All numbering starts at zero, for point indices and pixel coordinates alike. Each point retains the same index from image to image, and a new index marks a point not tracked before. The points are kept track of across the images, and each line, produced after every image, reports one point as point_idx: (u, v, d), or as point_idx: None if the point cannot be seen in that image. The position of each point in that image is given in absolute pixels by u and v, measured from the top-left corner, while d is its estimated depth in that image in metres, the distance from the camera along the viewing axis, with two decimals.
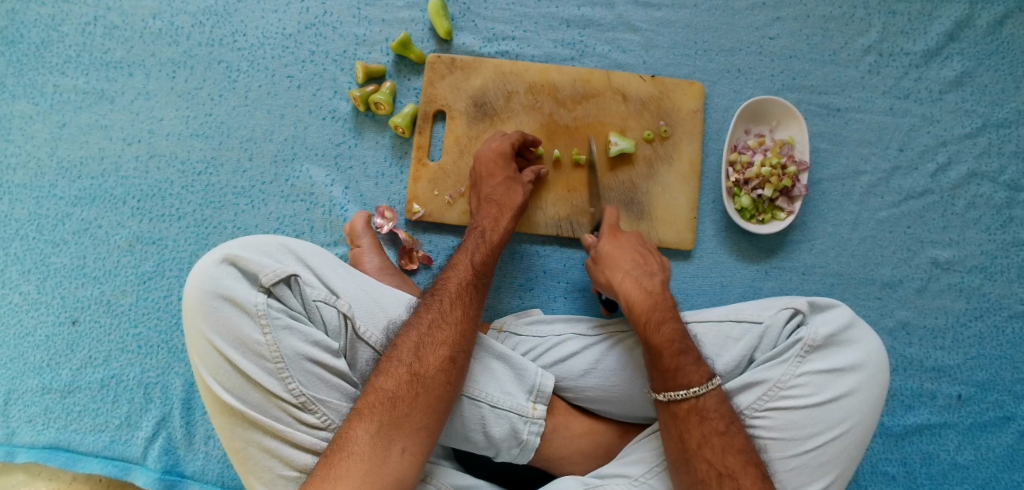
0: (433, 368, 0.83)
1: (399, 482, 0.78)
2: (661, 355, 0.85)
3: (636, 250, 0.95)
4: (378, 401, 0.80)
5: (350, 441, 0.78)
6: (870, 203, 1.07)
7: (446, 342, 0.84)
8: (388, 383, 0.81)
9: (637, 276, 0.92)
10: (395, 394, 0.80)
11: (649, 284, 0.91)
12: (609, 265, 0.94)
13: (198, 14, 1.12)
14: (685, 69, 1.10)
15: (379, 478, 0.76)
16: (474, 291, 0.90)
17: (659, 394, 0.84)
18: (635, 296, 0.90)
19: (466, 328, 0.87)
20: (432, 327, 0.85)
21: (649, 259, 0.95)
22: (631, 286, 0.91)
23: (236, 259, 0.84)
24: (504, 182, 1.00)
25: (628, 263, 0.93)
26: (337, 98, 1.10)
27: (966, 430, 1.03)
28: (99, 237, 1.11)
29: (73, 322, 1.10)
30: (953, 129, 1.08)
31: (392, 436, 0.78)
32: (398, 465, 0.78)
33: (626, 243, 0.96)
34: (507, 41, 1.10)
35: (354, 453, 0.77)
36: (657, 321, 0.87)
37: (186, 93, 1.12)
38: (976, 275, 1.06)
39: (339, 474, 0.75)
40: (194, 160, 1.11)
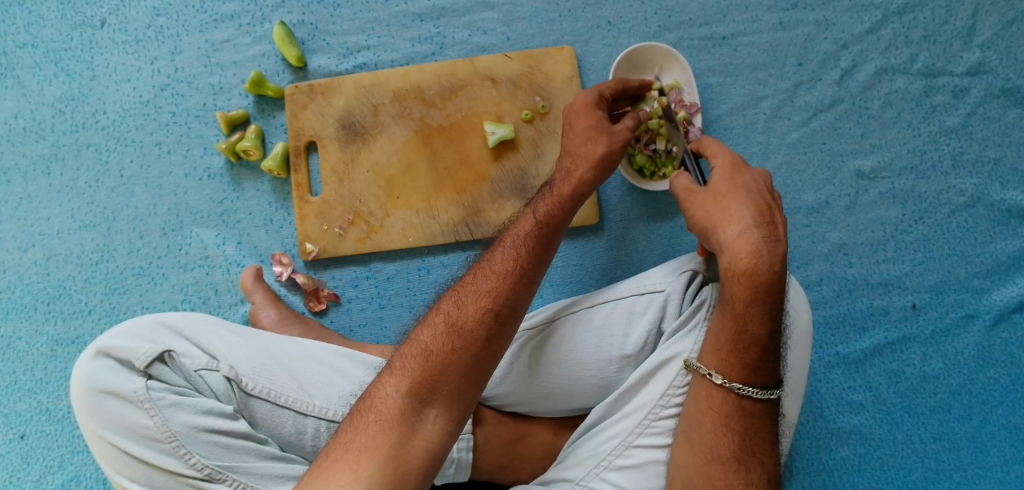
0: (472, 319, 0.70)
1: (429, 455, 0.65)
2: (748, 345, 0.76)
3: (755, 200, 0.79)
4: (411, 354, 0.69)
5: (376, 401, 0.67)
6: (777, 128, 0.99)
7: (492, 292, 0.72)
8: (426, 335, 0.70)
9: (749, 241, 0.76)
10: (430, 347, 0.69)
11: (767, 252, 0.76)
12: (716, 213, 0.80)
13: (56, 103, 1.10)
14: (552, 34, 1.03)
15: (406, 447, 0.64)
16: (534, 243, 0.76)
17: (720, 379, 0.76)
18: (740, 261, 0.76)
19: (517, 283, 0.73)
20: (478, 275, 0.74)
21: (775, 214, 0.79)
22: (741, 249, 0.76)
23: (107, 349, 0.82)
24: (586, 134, 0.86)
25: (746, 214, 0.78)
26: (209, 154, 1.06)
27: (929, 339, 0.95)
28: (22, 349, 1.10)
29: (21, 437, 1.09)
30: (852, 28, 0.99)
31: (427, 397, 0.67)
32: (430, 435, 0.66)
33: (734, 193, 0.80)
34: (364, 52, 1.05)
35: (381, 418, 0.65)
36: (757, 307, 0.75)
37: (65, 186, 1.10)
38: (907, 176, 0.97)
39: (362, 443, 0.64)
40: (89, 251, 1.09)
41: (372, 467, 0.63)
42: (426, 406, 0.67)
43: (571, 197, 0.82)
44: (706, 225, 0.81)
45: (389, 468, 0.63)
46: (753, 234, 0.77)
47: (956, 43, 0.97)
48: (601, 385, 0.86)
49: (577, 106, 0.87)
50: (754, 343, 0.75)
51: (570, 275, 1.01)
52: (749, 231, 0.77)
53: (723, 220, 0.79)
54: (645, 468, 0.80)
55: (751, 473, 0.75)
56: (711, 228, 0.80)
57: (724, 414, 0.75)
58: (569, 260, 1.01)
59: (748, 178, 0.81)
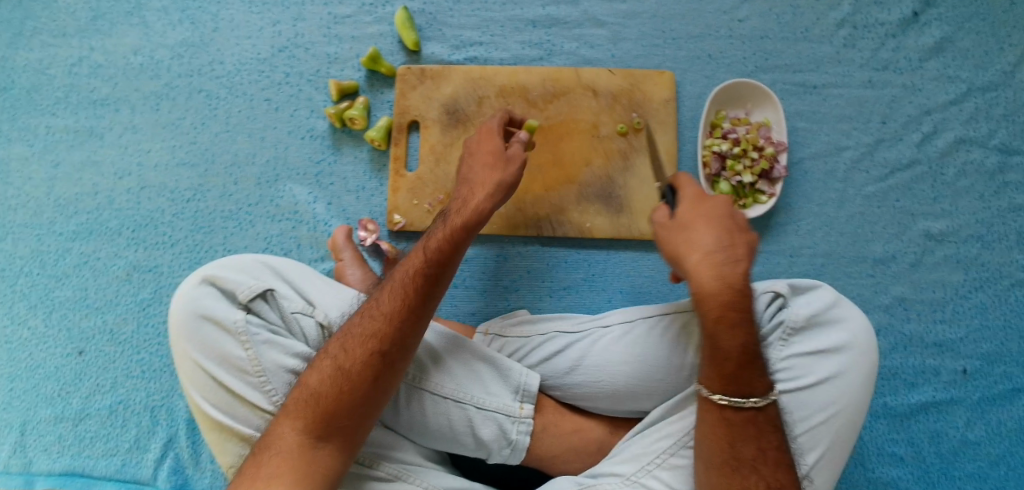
0: (358, 362, 0.75)
1: (328, 480, 0.72)
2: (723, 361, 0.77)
3: (716, 226, 0.82)
4: (301, 398, 0.74)
5: (275, 438, 0.73)
6: (856, 179, 1.04)
7: (375, 335, 0.76)
8: (314, 378, 0.75)
9: (709, 267, 0.79)
10: (319, 388, 0.74)
11: (727, 272, 0.79)
12: (681, 241, 0.82)
13: (176, 46, 1.16)
14: (655, 59, 1.10)
15: (304, 475, 0.70)
16: (424, 280, 0.79)
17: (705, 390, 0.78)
18: (705, 286, 0.78)
19: (404, 322, 0.77)
20: (364, 318, 0.78)
21: (735, 237, 0.81)
22: (704, 275, 0.79)
23: (213, 278, 0.86)
24: (489, 162, 0.92)
25: (707, 240, 0.80)
26: (315, 117, 1.12)
27: (975, 404, 0.99)
28: (98, 270, 1.14)
29: (80, 353, 1.13)
30: (937, 97, 1.05)
31: (320, 432, 0.72)
32: (325, 463, 0.72)
33: (694, 222, 0.83)
34: (475, 47, 1.11)
35: (280, 453, 0.71)
36: (731, 325, 0.77)
37: (171, 123, 1.15)
38: (972, 245, 1.02)
39: (265, 474, 0.70)
40: (182, 188, 1.14)
41: None
42: (318, 439, 0.72)
43: (469, 230, 0.84)
44: (673, 254, 0.83)
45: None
46: (713, 258, 0.79)
47: None
48: (665, 389, 0.91)
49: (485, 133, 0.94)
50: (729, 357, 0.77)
51: (639, 286, 1.05)
52: (707, 261, 0.79)
53: (686, 247, 0.82)
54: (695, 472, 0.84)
55: (749, 480, 0.74)
56: (678, 256, 0.82)
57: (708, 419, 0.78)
58: (641, 271, 1.06)
59: (711, 202, 0.85)
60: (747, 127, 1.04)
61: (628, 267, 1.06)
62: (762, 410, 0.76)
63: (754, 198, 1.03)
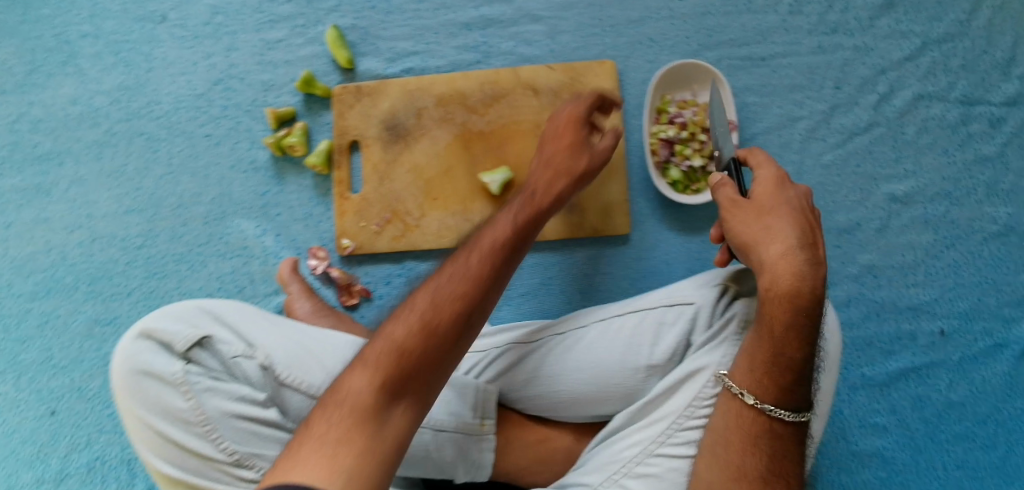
0: (449, 322, 0.67)
1: (398, 448, 0.63)
2: (782, 369, 0.76)
3: (803, 220, 0.79)
4: (384, 349, 0.65)
5: (346, 394, 0.63)
6: (812, 149, 1.00)
7: (469, 296, 0.68)
8: (399, 331, 0.66)
9: (791, 265, 0.76)
10: (406, 343, 0.65)
11: (809, 275, 0.76)
12: (761, 230, 0.78)
13: (112, 92, 1.14)
14: (595, 48, 1.06)
15: (377, 438, 0.61)
16: (509, 254, 0.73)
17: (752, 399, 0.77)
18: (781, 283, 0.76)
19: (489, 290, 0.70)
20: (447, 275, 0.69)
21: (816, 235, 0.78)
22: (783, 271, 0.76)
23: (149, 331, 0.85)
24: (570, 148, 0.87)
25: (790, 234, 0.77)
26: (255, 148, 1.10)
27: (956, 365, 0.95)
28: (60, 327, 1.13)
29: (52, 413, 1.12)
30: (891, 54, 1.00)
31: (396, 392, 0.63)
32: (397, 428, 0.63)
33: (781, 213, 0.79)
34: (411, 57, 1.08)
35: (353, 406, 0.62)
36: (792, 331, 0.76)
37: (115, 171, 1.13)
38: (941, 203, 0.97)
39: (333, 434, 0.60)
40: (132, 235, 1.12)
41: (347, 463, 0.59)
42: (396, 403, 0.63)
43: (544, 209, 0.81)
44: (746, 241, 0.79)
45: (362, 467, 0.59)
46: (795, 256, 0.76)
47: (995, 73, 0.98)
48: (626, 392, 0.87)
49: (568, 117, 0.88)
50: (791, 366, 0.76)
51: (599, 284, 1.02)
52: (794, 257, 0.76)
53: (766, 238, 0.78)
54: (664, 478, 0.81)
55: None
56: (751, 244, 0.79)
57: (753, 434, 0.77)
58: (598, 268, 1.02)
59: (792, 191, 0.81)
60: (695, 109, 1.01)
61: (585, 265, 1.03)
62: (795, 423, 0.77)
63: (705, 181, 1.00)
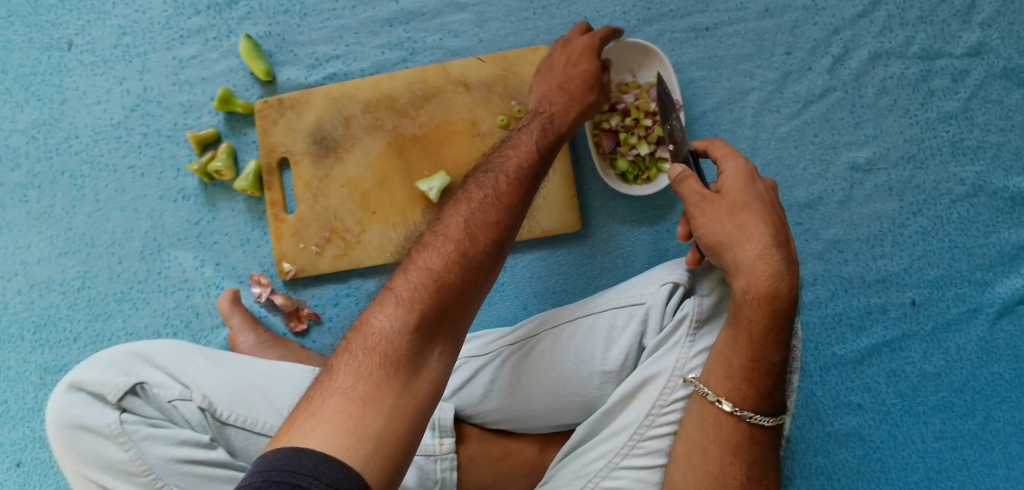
0: (483, 250, 0.64)
1: (433, 392, 0.59)
2: (762, 375, 0.73)
3: (774, 216, 0.75)
4: (419, 281, 0.61)
5: (376, 336, 0.58)
6: (766, 122, 0.94)
7: (497, 227, 0.66)
8: (435, 261, 0.62)
9: (768, 265, 0.73)
10: (441, 274, 0.61)
11: (786, 276, 0.73)
12: (737, 230, 0.74)
13: (28, 130, 1.08)
14: (527, 34, 0.99)
15: (413, 382, 0.58)
16: (534, 181, 0.72)
17: (730, 406, 0.73)
18: (759, 285, 0.72)
19: (518, 219, 0.68)
20: (478, 205, 0.67)
21: (786, 232, 0.75)
22: (762, 273, 0.72)
23: (78, 383, 0.81)
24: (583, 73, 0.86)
25: (766, 233, 0.73)
26: (182, 175, 1.04)
27: (929, 335, 0.90)
28: (12, 378, 1.10)
29: (18, 465, 1.09)
30: (842, 12, 0.93)
31: (437, 329, 0.60)
32: (433, 371, 0.59)
33: (753, 209, 0.74)
34: (333, 62, 1.02)
35: (392, 346, 0.58)
36: (771, 335, 0.73)
37: (43, 213, 1.08)
38: (905, 167, 0.91)
39: (366, 384, 0.56)
40: (70, 277, 1.08)
41: (379, 420, 0.55)
42: (430, 343, 0.60)
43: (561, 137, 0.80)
44: (720, 241, 0.74)
45: (395, 418, 0.56)
46: (772, 256, 0.73)
47: (955, 22, 0.91)
48: (582, 402, 0.83)
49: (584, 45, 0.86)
50: (771, 370, 0.73)
51: (554, 285, 0.97)
52: (772, 255, 0.73)
53: (740, 237, 0.74)
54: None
55: None
56: (726, 245, 0.74)
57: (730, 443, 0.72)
58: (551, 268, 0.97)
59: (761, 184, 0.77)
60: (637, 91, 0.94)
61: (538, 267, 0.97)
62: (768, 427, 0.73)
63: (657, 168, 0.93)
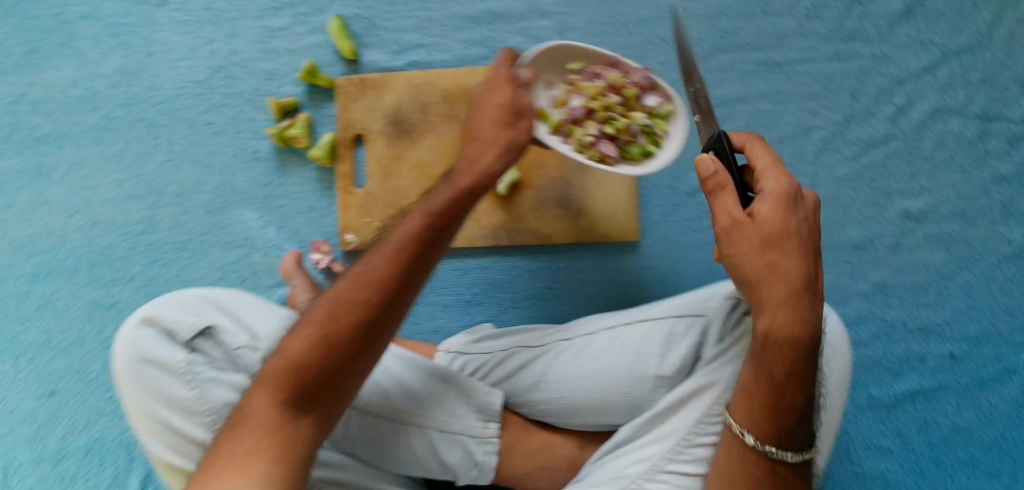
0: (343, 329, 0.64)
1: (309, 456, 0.62)
2: (783, 415, 0.71)
3: (803, 251, 0.70)
4: (282, 365, 0.63)
5: (251, 414, 0.62)
6: (826, 160, 0.98)
7: (387, 283, 0.66)
8: (296, 346, 0.64)
9: (793, 308, 0.68)
10: (303, 358, 0.63)
11: (810, 320, 0.69)
12: (767, 270, 0.69)
13: (111, 76, 1.12)
14: (606, 47, 1.03)
15: (291, 451, 0.60)
16: (428, 242, 0.68)
17: (751, 440, 0.72)
18: (782, 330, 0.69)
19: (403, 288, 0.67)
20: (353, 278, 0.66)
21: (817, 269, 0.71)
22: (785, 317, 0.69)
23: (151, 319, 0.85)
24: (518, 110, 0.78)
25: (796, 274, 0.69)
26: (257, 138, 1.08)
27: (964, 390, 0.95)
28: (60, 310, 1.12)
29: (52, 394, 1.12)
30: (910, 65, 0.98)
31: (304, 405, 0.62)
32: (308, 439, 0.62)
33: (786, 247, 0.69)
34: (415, 51, 1.06)
35: (258, 423, 0.61)
36: (799, 376, 0.70)
37: (114, 156, 1.11)
38: (955, 221, 0.96)
39: (244, 448, 0.59)
40: (133, 221, 1.11)
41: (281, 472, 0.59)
42: (305, 414, 0.62)
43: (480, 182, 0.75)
44: (748, 279, 0.70)
45: (287, 470, 0.59)
46: (799, 300, 0.69)
47: (1015, 88, 0.96)
48: (632, 403, 0.87)
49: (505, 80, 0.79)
50: (791, 412, 0.71)
51: (606, 290, 1.01)
52: (800, 297, 0.69)
53: (769, 276, 0.69)
54: None
55: None
56: (753, 283, 0.70)
57: (753, 475, 0.72)
58: (606, 274, 1.02)
59: (799, 213, 0.70)
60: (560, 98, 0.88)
61: (593, 271, 1.02)
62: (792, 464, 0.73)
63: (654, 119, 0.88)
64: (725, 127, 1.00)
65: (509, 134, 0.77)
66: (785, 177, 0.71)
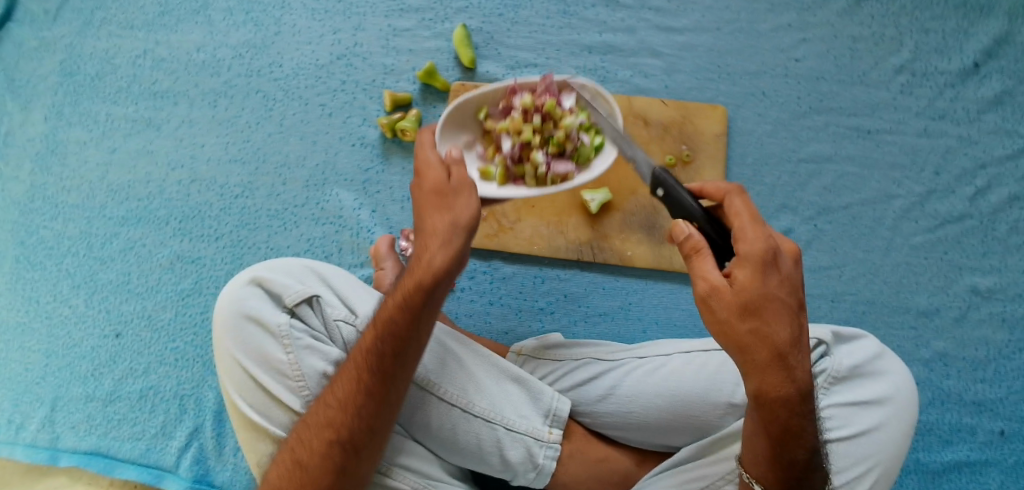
0: (343, 420, 0.68)
1: None
2: (788, 468, 0.69)
3: (788, 312, 0.67)
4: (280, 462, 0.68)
5: None
6: (903, 228, 1.03)
7: (333, 424, 0.68)
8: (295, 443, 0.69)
9: (779, 370, 0.66)
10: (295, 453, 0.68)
11: (797, 380, 0.67)
12: (754, 333, 0.66)
13: (238, 47, 1.19)
14: (708, 92, 1.09)
15: None
16: (405, 324, 0.69)
17: (759, 488, 0.72)
18: (771, 390, 0.66)
19: (383, 370, 0.69)
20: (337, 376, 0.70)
21: (802, 327, 0.68)
22: (775, 379, 0.66)
23: (260, 280, 0.89)
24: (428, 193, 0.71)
25: (780, 336, 0.66)
26: (366, 125, 1.14)
27: (1012, 469, 0.96)
28: (143, 256, 1.15)
29: (117, 336, 1.12)
30: (993, 150, 1.04)
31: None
32: None
33: (767, 314, 0.66)
34: (530, 68, 1.12)
35: None
36: (799, 432, 0.67)
37: (226, 120, 1.17)
38: (1021, 304, 1.01)
39: None
40: (232, 184, 1.15)
41: None
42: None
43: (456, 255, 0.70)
44: (733, 341, 0.68)
45: None
46: (785, 362, 0.66)
47: None
48: (699, 426, 0.90)
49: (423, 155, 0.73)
50: (793, 466, 0.69)
51: (676, 318, 1.06)
52: (782, 361, 0.66)
53: (754, 343, 0.67)
54: None
55: None
56: (736, 346, 0.67)
57: None
58: (679, 304, 1.06)
59: (777, 276, 0.68)
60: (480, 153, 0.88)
61: (666, 298, 1.07)
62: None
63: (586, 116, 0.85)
64: (812, 182, 1.06)
65: (451, 214, 0.70)
66: (758, 233, 0.69)
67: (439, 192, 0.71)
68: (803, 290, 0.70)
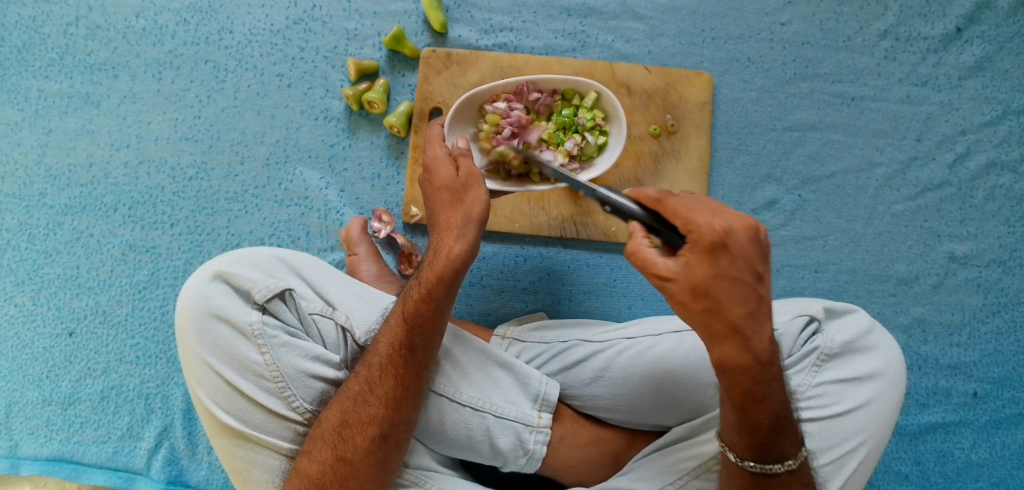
0: (380, 393, 0.77)
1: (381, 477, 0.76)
2: (754, 432, 0.67)
3: (744, 288, 0.64)
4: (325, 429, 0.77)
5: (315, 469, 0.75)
6: (885, 197, 1.03)
7: (371, 397, 0.77)
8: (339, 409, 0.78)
9: (736, 342, 0.64)
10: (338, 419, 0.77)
11: (755, 348, 0.64)
12: (706, 307, 0.63)
13: (182, 12, 1.07)
14: (692, 58, 1.05)
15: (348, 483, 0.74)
16: (431, 307, 0.79)
17: (735, 457, 0.69)
18: (727, 359, 0.64)
19: (413, 348, 0.78)
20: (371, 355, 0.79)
21: (760, 296, 0.65)
22: (731, 349, 0.64)
23: (227, 275, 0.81)
24: (444, 189, 0.84)
25: (733, 310, 0.63)
26: (330, 97, 1.06)
27: (981, 428, 0.99)
28: (91, 247, 1.05)
29: (70, 334, 1.03)
30: (973, 117, 1.04)
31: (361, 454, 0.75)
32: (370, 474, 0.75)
33: (720, 292, 0.63)
34: (505, 33, 1.05)
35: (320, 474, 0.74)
36: (761, 396, 0.66)
37: (173, 95, 1.07)
38: (994, 269, 1.02)
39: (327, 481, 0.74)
40: (184, 165, 1.06)
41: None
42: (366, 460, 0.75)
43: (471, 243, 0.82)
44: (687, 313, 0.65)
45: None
46: (741, 332, 0.64)
47: None
48: (691, 406, 0.90)
49: (437, 158, 0.85)
50: (759, 430, 0.67)
51: (662, 292, 1.05)
52: (739, 334, 0.63)
53: (706, 316, 0.64)
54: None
55: None
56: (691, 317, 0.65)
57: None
58: None
59: (729, 250, 0.63)
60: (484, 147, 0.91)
61: (650, 273, 1.05)
62: (795, 473, 0.68)
63: (590, 117, 0.92)
64: (797, 151, 1.04)
65: (463, 212, 0.82)
66: (706, 214, 0.64)
67: (452, 193, 0.83)
68: (764, 261, 0.66)
